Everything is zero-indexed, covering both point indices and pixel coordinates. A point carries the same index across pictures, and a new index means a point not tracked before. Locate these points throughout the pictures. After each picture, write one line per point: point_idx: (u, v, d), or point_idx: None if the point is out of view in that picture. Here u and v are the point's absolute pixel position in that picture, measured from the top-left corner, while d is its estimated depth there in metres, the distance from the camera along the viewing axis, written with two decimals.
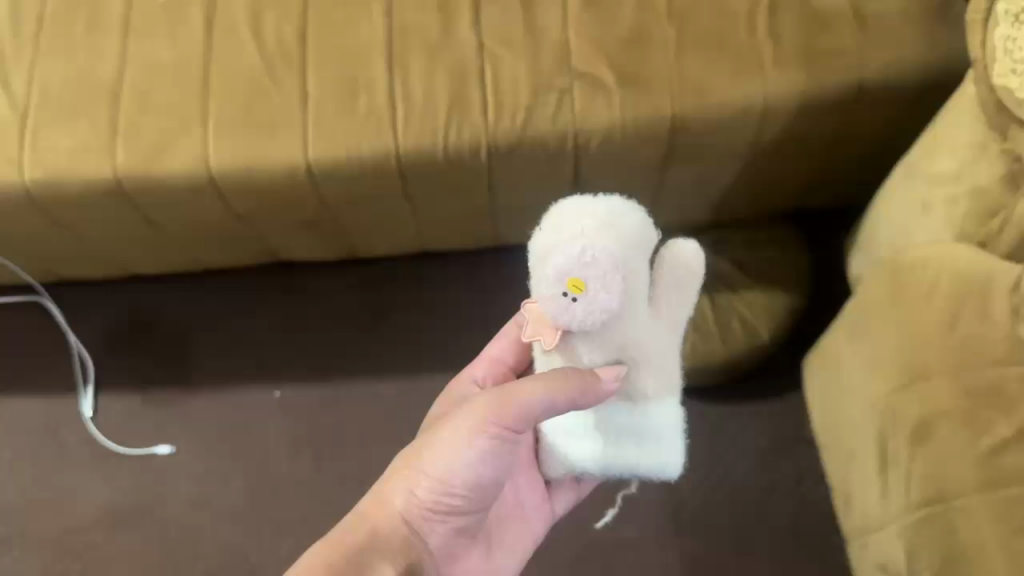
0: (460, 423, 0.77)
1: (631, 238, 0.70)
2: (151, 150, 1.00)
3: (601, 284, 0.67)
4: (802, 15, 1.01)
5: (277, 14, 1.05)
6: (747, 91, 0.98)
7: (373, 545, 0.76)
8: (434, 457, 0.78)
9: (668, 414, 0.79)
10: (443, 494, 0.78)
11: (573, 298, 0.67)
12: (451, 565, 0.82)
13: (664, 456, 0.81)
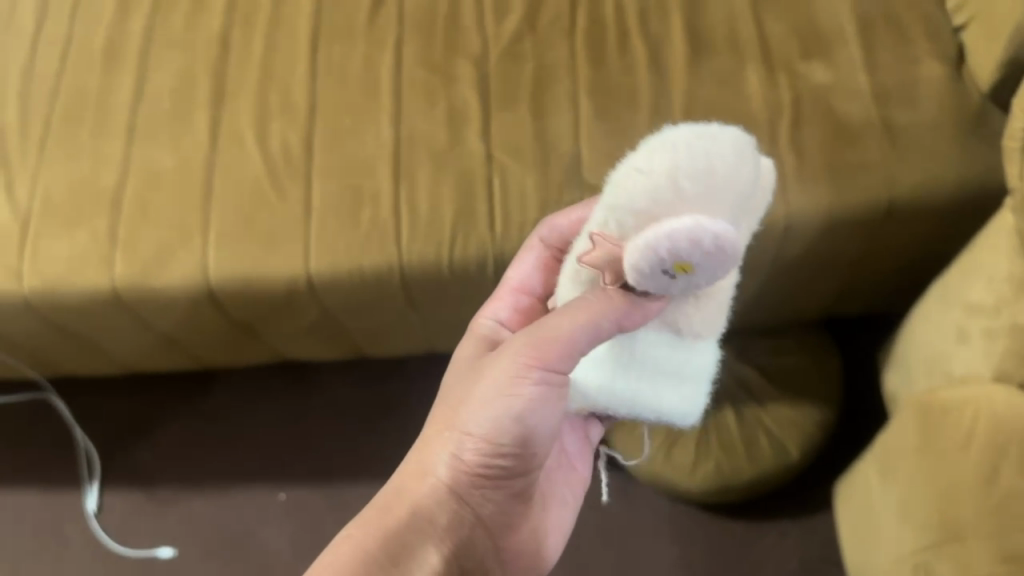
0: (499, 371, 0.67)
1: (735, 177, 0.48)
2: (151, 261, 0.98)
3: (712, 271, 0.50)
4: (827, 127, 0.95)
5: (283, 121, 1.02)
6: (768, 210, 0.93)
7: (412, 526, 0.69)
8: (477, 415, 0.68)
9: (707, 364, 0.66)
10: (495, 457, 0.68)
11: (672, 275, 0.50)
12: (508, 531, 0.75)
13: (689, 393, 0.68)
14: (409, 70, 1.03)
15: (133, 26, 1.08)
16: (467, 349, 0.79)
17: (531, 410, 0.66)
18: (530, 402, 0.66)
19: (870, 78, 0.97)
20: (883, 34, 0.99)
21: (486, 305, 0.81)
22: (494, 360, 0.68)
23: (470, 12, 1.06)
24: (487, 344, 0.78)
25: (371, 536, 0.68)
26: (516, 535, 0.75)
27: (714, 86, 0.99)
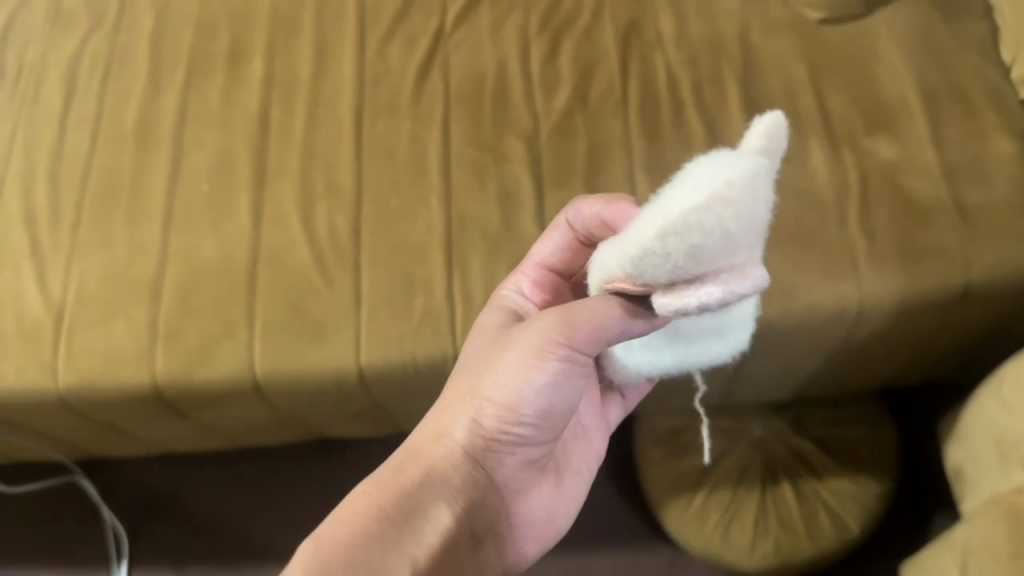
0: (527, 339, 0.66)
1: (742, 227, 0.48)
2: (194, 355, 0.92)
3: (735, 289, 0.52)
4: (897, 207, 0.92)
5: (329, 203, 0.97)
6: (841, 294, 0.89)
7: (429, 485, 0.68)
8: (500, 382, 0.68)
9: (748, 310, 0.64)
10: (513, 423, 0.69)
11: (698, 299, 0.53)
12: (513, 500, 0.75)
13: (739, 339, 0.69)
14: (459, 149, 0.99)
15: (166, 105, 1.04)
16: (490, 319, 0.76)
17: (553, 380, 0.66)
18: (553, 374, 0.66)
19: (939, 153, 0.94)
20: (948, 106, 0.96)
21: (508, 280, 0.79)
22: (520, 331, 0.68)
23: (517, 86, 1.02)
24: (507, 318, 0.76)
25: (386, 493, 0.66)
26: (519, 504, 0.76)
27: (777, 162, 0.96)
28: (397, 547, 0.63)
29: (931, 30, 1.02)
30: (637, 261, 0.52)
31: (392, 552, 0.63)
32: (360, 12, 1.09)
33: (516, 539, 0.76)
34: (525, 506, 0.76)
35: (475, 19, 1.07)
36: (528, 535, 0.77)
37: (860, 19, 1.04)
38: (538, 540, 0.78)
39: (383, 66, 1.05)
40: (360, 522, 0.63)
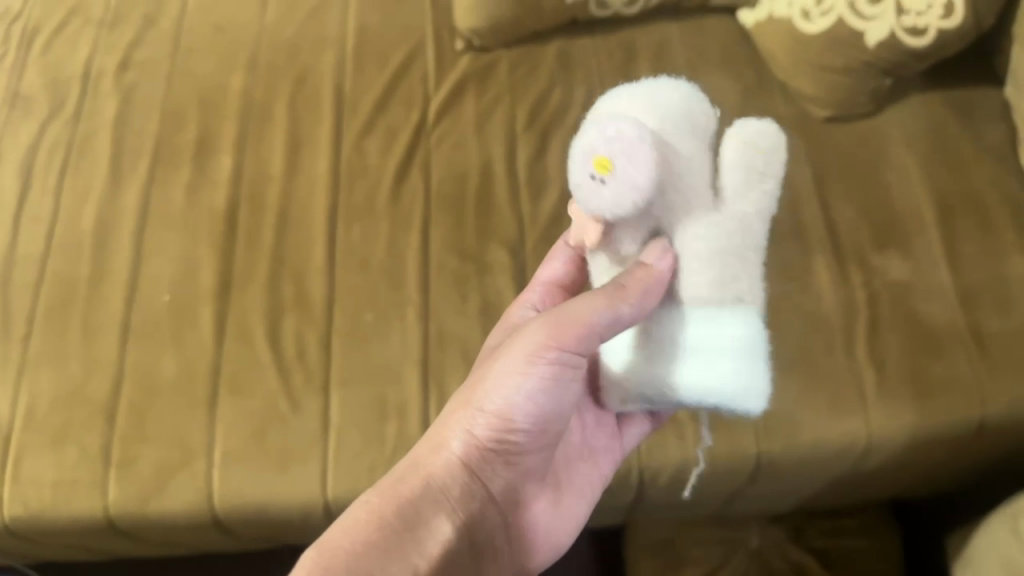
0: (518, 343, 0.63)
1: (662, 125, 0.55)
2: (150, 485, 0.86)
3: (631, 158, 0.52)
4: (909, 334, 0.85)
5: (297, 316, 0.90)
6: (846, 430, 0.83)
7: (425, 497, 0.64)
8: (494, 387, 0.64)
9: (736, 333, 0.58)
10: (507, 432, 0.64)
11: (600, 180, 0.53)
12: (513, 516, 0.69)
13: (738, 382, 0.58)
14: (439, 256, 0.93)
15: (128, 203, 0.97)
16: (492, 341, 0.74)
17: (545, 386, 0.62)
18: (543, 379, 0.62)
19: (954, 274, 0.87)
20: (964, 221, 0.90)
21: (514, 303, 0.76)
22: (514, 337, 0.65)
23: (502, 188, 0.96)
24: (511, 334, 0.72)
25: (387, 501, 0.63)
26: (523, 520, 0.70)
27: (777, 279, 0.89)
28: (395, 557, 0.59)
29: (945, 132, 0.95)
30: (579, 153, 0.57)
31: (392, 562, 0.58)
32: (337, 102, 1.02)
33: (515, 560, 0.69)
34: (528, 524, 0.70)
35: (458, 112, 1.00)
36: (533, 557, 0.71)
37: (868, 118, 0.97)
38: (543, 558, 0.71)
39: (360, 163, 0.98)
40: (360, 531, 0.59)
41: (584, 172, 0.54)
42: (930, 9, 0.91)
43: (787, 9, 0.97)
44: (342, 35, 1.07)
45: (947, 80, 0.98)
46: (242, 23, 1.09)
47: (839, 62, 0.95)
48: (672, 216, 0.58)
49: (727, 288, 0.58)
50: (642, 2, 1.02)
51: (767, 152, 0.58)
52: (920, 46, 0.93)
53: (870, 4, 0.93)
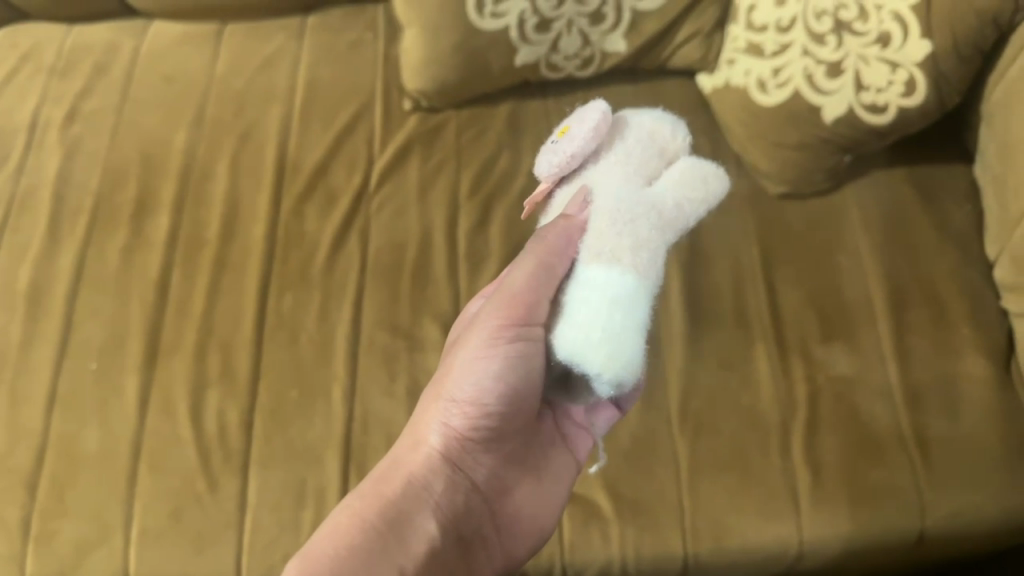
0: (473, 339, 0.63)
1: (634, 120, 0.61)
2: (69, 558, 0.83)
3: (579, 120, 0.60)
4: (848, 436, 0.81)
5: (220, 391, 0.88)
6: (778, 535, 0.78)
7: (408, 494, 0.64)
8: (460, 380, 0.64)
9: (598, 285, 0.55)
10: (480, 420, 0.64)
11: (554, 140, 0.61)
12: (501, 499, 0.68)
13: (590, 333, 0.53)
14: (370, 331, 0.90)
15: (64, 263, 0.96)
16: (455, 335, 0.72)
17: (509, 371, 0.61)
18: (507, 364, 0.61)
19: (902, 372, 0.83)
20: (917, 313, 0.85)
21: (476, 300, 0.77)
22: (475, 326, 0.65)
23: (440, 259, 0.93)
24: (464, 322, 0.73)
25: (370, 505, 0.63)
26: (514, 507, 0.68)
27: (716, 368, 0.85)
28: (380, 557, 0.60)
29: (904, 213, 0.90)
30: None
31: (377, 564, 0.59)
32: (279, 162, 1.00)
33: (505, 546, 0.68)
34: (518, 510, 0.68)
35: (401, 176, 0.98)
36: (531, 544, 0.69)
37: (825, 195, 0.93)
38: (533, 545, 0.69)
39: (298, 228, 0.96)
40: (342, 537, 0.60)
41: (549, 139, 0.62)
42: (890, 86, 0.86)
43: (744, 77, 0.94)
44: (290, 89, 1.05)
45: (912, 156, 0.93)
46: (191, 74, 1.07)
47: (794, 137, 0.90)
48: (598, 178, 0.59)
49: (608, 244, 0.56)
50: (596, 65, 0.98)
51: (702, 184, 0.58)
52: (881, 123, 0.88)
53: (828, 78, 0.88)
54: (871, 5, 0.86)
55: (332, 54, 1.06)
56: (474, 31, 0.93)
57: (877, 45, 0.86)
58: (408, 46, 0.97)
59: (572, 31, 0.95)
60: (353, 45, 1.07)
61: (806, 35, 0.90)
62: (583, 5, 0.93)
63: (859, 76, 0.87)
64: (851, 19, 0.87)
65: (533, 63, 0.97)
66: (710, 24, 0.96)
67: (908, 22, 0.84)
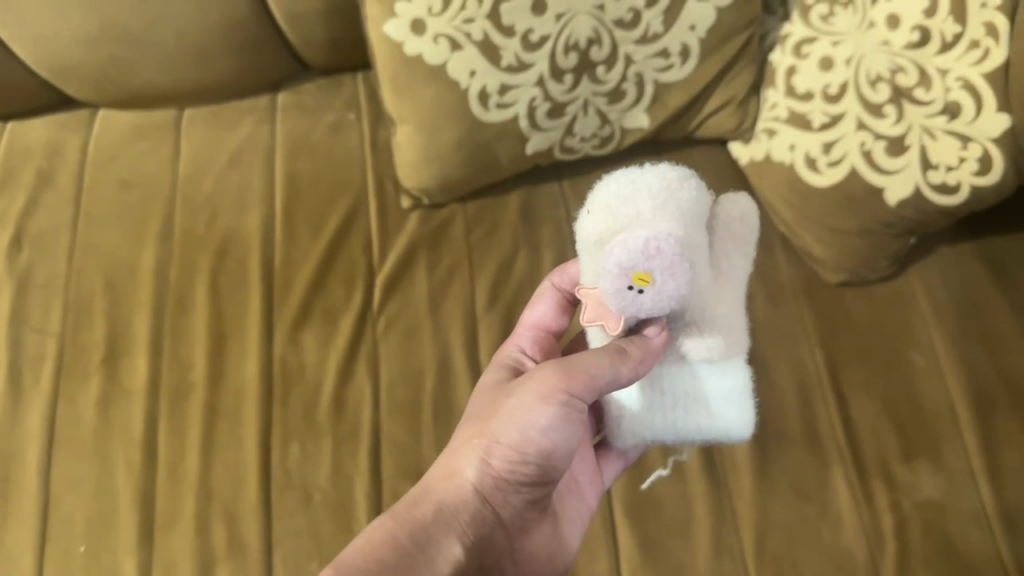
0: (528, 384, 0.57)
1: (687, 205, 0.54)
2: None
3: (671, 272, 0.50)
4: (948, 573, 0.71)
5: (231, 568, 0.75)
6: None
7: (437, 521, 0.56)
8: (508, 419, 0.57)
9: (730, 379, 0.59)
10: (523, 465, 0.57)
11: (639, 291, 0.51)
12: (521, 542, 0.60)
13: (728, 417, 0.60)
14: (391, 483, 0.77)
15: (31, 425, 0.82)
16: (491, 376, 0.64)
17: (563, 425, 0.56)
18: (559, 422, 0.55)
19: (996, 493, 0.74)
20: (1005, 420, 0.77)
21: (507, 349, 0.67)
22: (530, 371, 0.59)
23: (464, 388, 0.81)
24: (515, 370, 0.64)
25: (400, 527, 0.55)
26: (528, 547, 0.61)
27: (793, 502, 0.75)
28: None
29: (978, 297, 0.81)
30: (596, 222, 0.54)
31: None
32: (266, 280, 0.87)
33: None
34: (533, 553, 0.61)
35: (408, 288, 0.86)
36: None
37: (888, 280, 0.83)
38: None
39: (296, 361, 0.83)
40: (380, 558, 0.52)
41: (621, 285, 0.50)
42: (961, 163, 0.75)
43: (789, 153, 0.83)
44: (267, 189, 0.92)
45: (979, 229, 0.84)
46: (152, 176, 0.93)
47: (852, 223, 0.80)
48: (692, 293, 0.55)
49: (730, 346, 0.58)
50: (615, 143, 0.86)
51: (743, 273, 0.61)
52: (953, 204, 0.77)
53: (890, 156, 0.78)
54: (933, 70, 0.75)
55: (310, 142, 0.94)
56: (479, 124, 0.81)
57: (943, 116, 0.75)
58: (401, 143, 0.85)
59: (588, 111, 0.82)
60: (333, 129, 0.94)
61: (859, 104, 0.79)
62: (600, 84, 0.80)
63: (926, 152, 0.76)
64: (910, 86, 0.76)
65: (547, 149, 0.85)
66: (744, 90, 0.84)
67: (980, 91, 0.73)
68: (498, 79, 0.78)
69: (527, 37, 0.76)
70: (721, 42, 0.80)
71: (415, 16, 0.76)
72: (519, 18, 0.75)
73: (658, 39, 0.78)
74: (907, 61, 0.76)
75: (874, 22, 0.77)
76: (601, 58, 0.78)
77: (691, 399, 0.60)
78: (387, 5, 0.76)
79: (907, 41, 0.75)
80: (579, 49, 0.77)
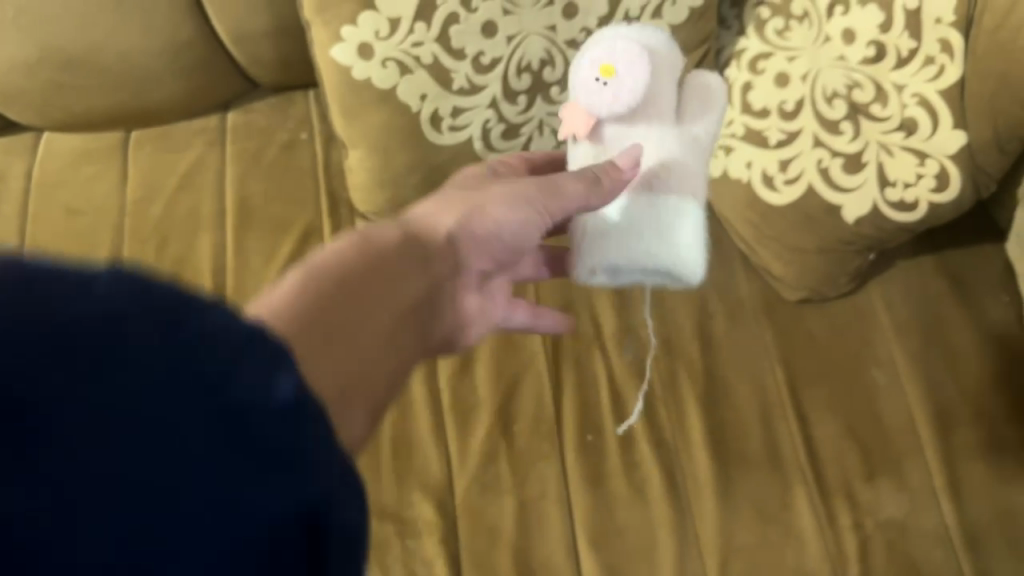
0: (496, 187, 0.56)
1: (661, 53, 0.60)
2: None
3: (631, 65, 0.58)
4: None
5: None
6: None
7: (409, 243, 0.50)
8: (487, 200, 0.55)
9: (686, 223, 0.60)
10: (489, 223, 0.54)
11: (604, 85, 0.58)
12: (461, 318, 0.55)
13: (681, 246, 0.60)
14: None
15: None
16: (465, 172, 0.61)
17: (523, 231, 0.55)
18: (523, 205, 0.55)
19: (957, 511, 0.74)
20: (965, 434, 0.77)
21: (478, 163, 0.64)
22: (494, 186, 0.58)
23: (423, 418, 0.80)
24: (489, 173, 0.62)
25: (376, 239, 0.49)
26: (462, 307, 0.55)
27: (755, 525, 0.74)
28: (383, 300, 0.45)
29: (937, 311, 0.82)
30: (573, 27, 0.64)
31: (372, 290, 0.45)
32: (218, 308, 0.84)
33: (449, 326, 0.54)
34: (463, 318, 0.55)
35: None
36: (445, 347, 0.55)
37: (849, 295, 0.83)
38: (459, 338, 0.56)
39: None
40: (343, 257, 0.45)
41: (586, 74, 0.59)
42: (919, 179, 0.75)
43: (746, 170, 0.81)
44: (218, 214, 0.89)
45: (937, 240, 0.85)
46: (99, 202, 0.90)
47: (810, 241, 0.80)
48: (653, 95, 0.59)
49: (687, 176, 0.61)
50: None
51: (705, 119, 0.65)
52: (910, 221, 0.76)
53: (847, 173, 0.77)
54: (890, 85, 0.74)
55: (262, 164, 0.92)
56: (433, 148, 0.79)
57: (900, 132, 0.75)
58: (354, 167, 0.83)
59: (544, 132, 0.80)
60: (286, 150, 0.92)
61: (815, 121, 0.77)
62: (554, 104, 0.78)
63: (883, 169, 0.76)
64: (867, 101, 0.75)
65: None
66: None
67: (936, 108, 0.73)
68: (449, 102, 0.77)
69: (478, 59, 0.75)
70: None
71: (363, 41, 0.73)
72: (470, 40, 0.74)
73: None
74: (863, 76, 0.75)
75: (829, 37, 0.76)
76: (555, 79, 0.77)
77: (650, 187, 0.60)
78: (334, 29, 0.73)
79: (862, 56, 0.75)
80: (532, 70, 0.76)
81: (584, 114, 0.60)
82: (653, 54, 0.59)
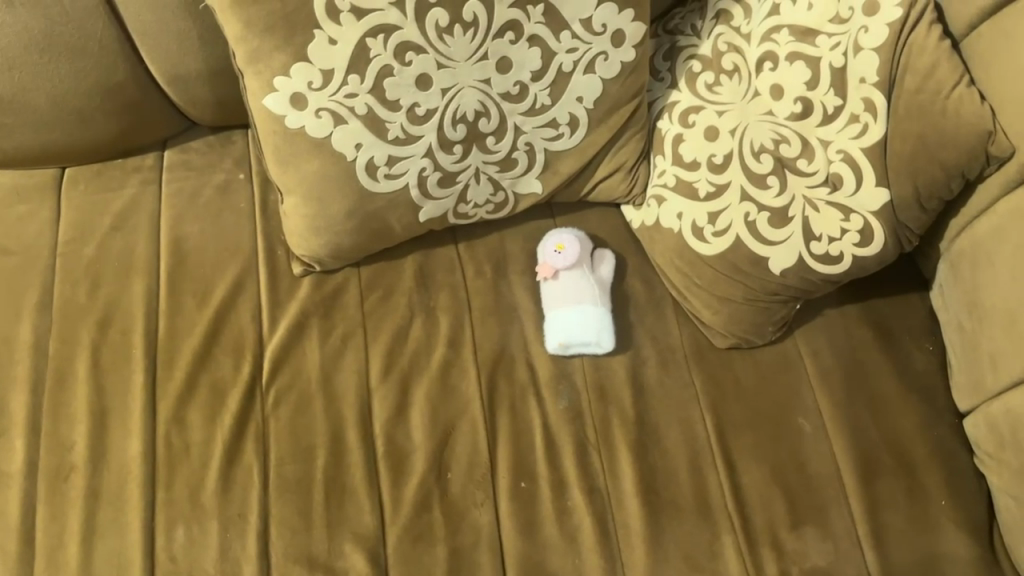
0: None
1: (590, 245, 0.87)
2: None
3: (574, 252, 0.85)
4: None
5: None
6: None
7: None
8: None
9: (586, 317, 0.82)
10: None
11: (557, 266, 0.85)
12: None
13: (590, 329, 0.82)
14: (279, 570, 0.75)
15: None
16: None
17: None
18: None
19: (880, 558, 0.76)
20: (887, 481, 0.79)
21: None
22: None
23: (356, 465, 0.79)
24: None
25: None
26: None
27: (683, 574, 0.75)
28: None
29: (863, 360, 0.84)
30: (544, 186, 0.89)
31: None
32: (150, 352, 0.84)
33: None
34: None
35: (301, 358, 0.84)
36: None
37: (777, 343, 0.85)
38: None
39: (180, 440, 0.80)
40: None
41: (548, 250, 0.86)
42: (844, 234, 0.77)
43: (677, 221, 0.83)
44: (153, 255, 0.89)
45: (863, 290, 0.87)
46: (30, 242, 0.89)
47: (738, 292, 0.81)
48: (585, 264, 0.85)
49: (595, 296, 0.83)
50: (509, 209, 0.85)
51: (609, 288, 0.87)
52: (836, 273, 0.78)
53: (774, 226, 0.78)
54: (816, 141, 0.76)
55: (198, 205, 0.91)
56: (368, 195, 0.79)
57: (825, 187, 0.77)
58: (290, 213, 0.82)
59: (480, 180, 0.81)
60: (221, 190, 0.92)
61: (743, 174, 0.79)
62: (490, 153, 0.80)
63: (809, 222, 0.77)
64: (793, 156, 0.77)
65: (440, 215, 0.83)
66: (634, 156, 0.84)
67: (860, 165, 0.75)
68: (385, 151, 0.77)
69: (413, 110, 0.76)
70: (609, 112, 0.81)
71: (296, 90, 0.73)
72: (404, 92, 0.75)
73: (546, 110, 0.79)
74: (790, 132, 0.77)
75: (758, 92, 0.79)
76: (490, 129, 0.78)
77: (568, 298, 0.83)
78: (265, 78, 0.73)
79: (790, 112, 0.77)
80: (467, 121, 0.77)
81: (549, 266, 0.85)
82: (584, 238, 0.87)
